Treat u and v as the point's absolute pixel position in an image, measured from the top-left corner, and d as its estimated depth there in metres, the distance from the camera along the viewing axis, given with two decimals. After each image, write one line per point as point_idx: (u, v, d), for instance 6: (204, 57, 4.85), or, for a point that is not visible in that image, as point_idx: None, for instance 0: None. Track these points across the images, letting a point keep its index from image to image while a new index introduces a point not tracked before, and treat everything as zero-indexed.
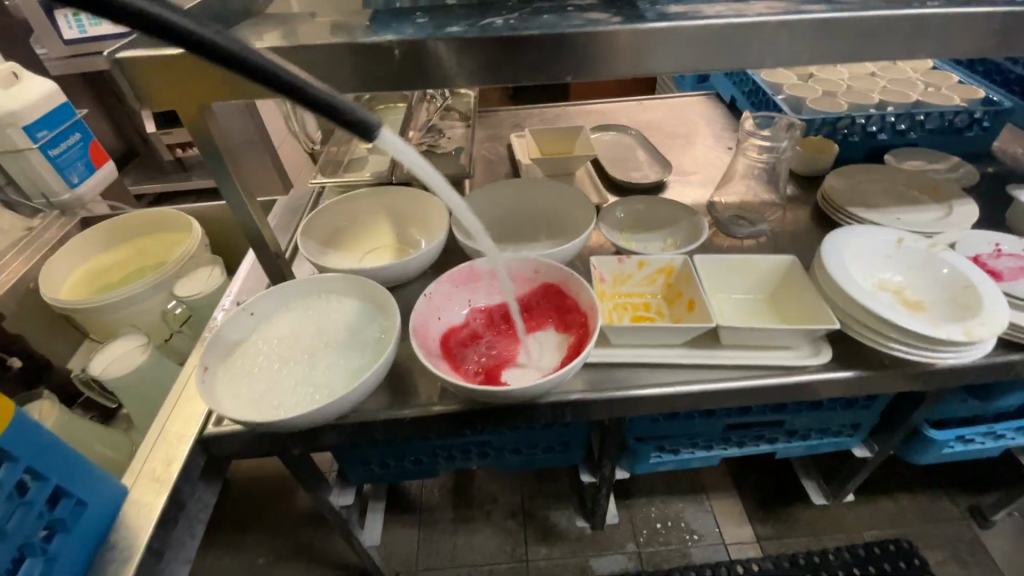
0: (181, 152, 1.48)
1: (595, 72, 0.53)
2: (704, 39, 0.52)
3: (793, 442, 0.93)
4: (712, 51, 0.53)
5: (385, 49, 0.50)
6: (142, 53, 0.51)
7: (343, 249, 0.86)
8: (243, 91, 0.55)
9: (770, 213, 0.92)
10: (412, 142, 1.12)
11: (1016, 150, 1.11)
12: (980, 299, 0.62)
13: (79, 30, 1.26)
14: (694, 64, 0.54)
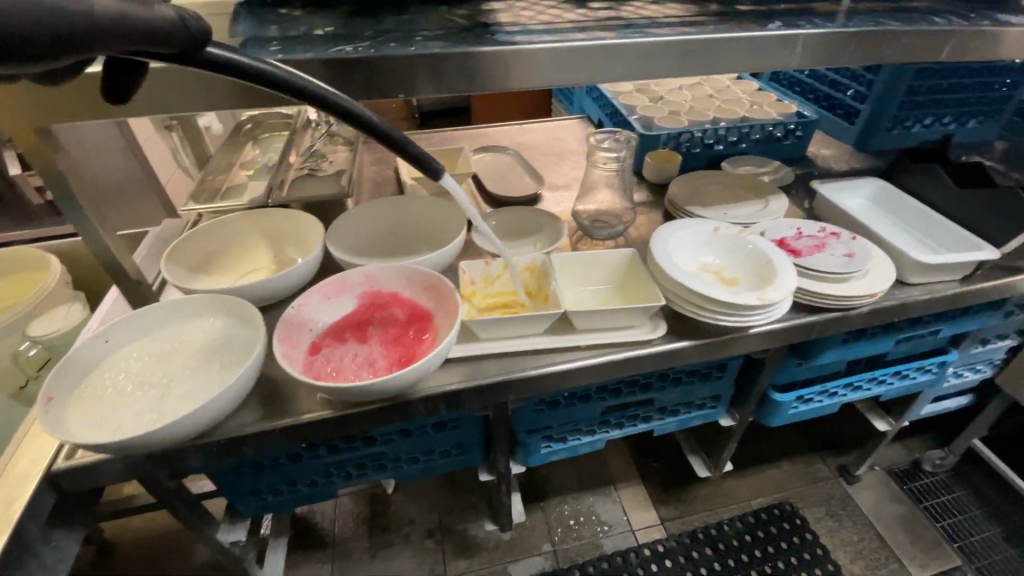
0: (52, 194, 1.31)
1: None
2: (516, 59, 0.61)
3: (666, 417, 1.03)
4: (530, 71, 0.63)
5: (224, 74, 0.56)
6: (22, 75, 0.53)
7: (215, 273, 0.86)
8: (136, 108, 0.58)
9: (626, 216, 1.04)
10: (293, 167, 1.14)
11: (825, 154, 1.33)
12: (774, 271, 0.75)
13: None
14: (516, 81, 0.64)
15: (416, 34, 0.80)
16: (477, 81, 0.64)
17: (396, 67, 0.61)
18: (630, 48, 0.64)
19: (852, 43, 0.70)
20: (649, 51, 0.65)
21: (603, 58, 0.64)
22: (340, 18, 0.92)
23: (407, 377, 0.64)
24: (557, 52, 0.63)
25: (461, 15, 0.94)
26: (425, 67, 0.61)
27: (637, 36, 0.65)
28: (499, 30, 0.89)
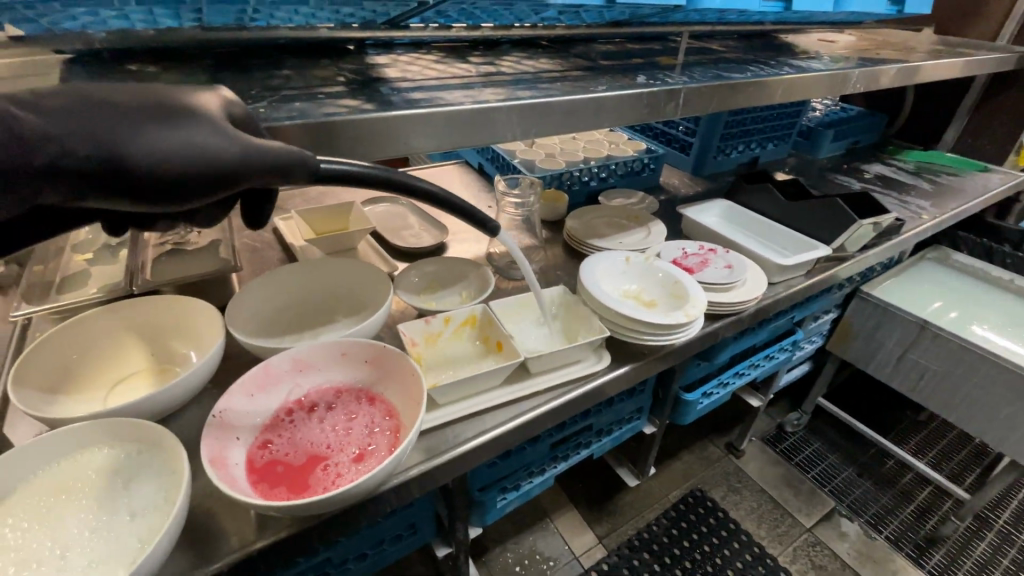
0: None
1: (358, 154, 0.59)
2: (451, 123, 0.63)
3: (603, 440, 1.08)
4: (462, 131, 0.64)
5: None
6: None
7: (83, 388, 0.68)
8: None
9: (535, 255, 1.08)
10: (150, 243, 0.95)
11: (674, 182, 1.55)
12: (686, 290, 0.85)
13: None
14: (450, 143, 0.65)
15: (314, 92, 0.74)
16: (412, 143, 0.62)
17: (329, 134, 0.56)
18: (548, 107, 0.69)
19: (710, 96, 0.85)
20: (564, 108, 0.71)
21: (524, 116, 0.68)
22: (206, 74, 0.82)
23: (393, 465, 0.57)
24: (486, 112, 0.65)
25: (347, 69, 0.91)
26: (360, 135, 0.58)
27: (552, 96, 0.70)
28: (393, 85, 0.88)
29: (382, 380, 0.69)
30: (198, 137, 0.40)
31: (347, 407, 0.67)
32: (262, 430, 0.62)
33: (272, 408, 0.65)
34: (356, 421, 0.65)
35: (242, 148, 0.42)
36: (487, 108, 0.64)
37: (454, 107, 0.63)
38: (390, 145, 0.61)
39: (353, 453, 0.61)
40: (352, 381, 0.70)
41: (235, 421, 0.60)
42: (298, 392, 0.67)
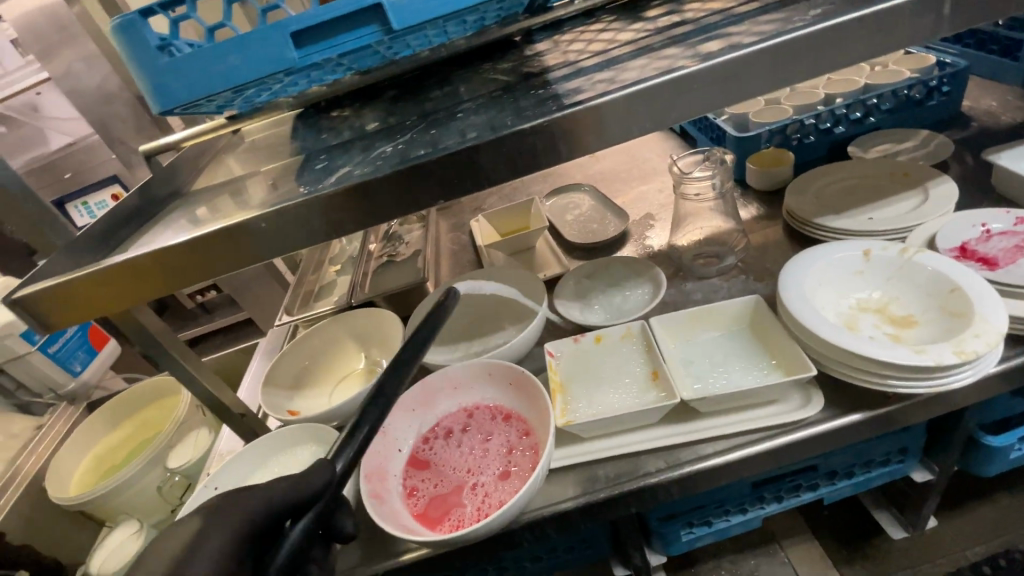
0: None
1: (481, 180, 0.57)
2: (573, 126, 0.55)
3: (838, 483, 0.83)
4: (593, 137, 0.56)
5: (245, 229, 0.54)
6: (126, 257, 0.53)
7: (313, 387, 0.87)
8: (178, 283, 0.56)
9: (737, 243, 0.88)
10: (373, 255, 1.12)
11: (993, 104, 1.03)
12: (969, 303, 0.55)
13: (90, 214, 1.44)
14: (577, 149, 0.57)
15: (460, 110, 0.74)
16: (535, 161, 0.57)
17: (427, 172, 0.55)
18: (681, 83, 0.55)
19: (964, 3, 0.57)
20: (739, 66, 0.55)
21: (647, 105, 0.55)
22: (385, 108, 0.91)
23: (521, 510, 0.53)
24: (598, 108, 0.55)
25: (502, 70, 0.88)
26: (464, 169, 0.56)
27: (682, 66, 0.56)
28: (544, 76, 0.81)
29: (516, 398, 0.67)
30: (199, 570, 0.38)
31: (482, 428, 0.66)
32: (411, 458, 0.66)
33: (429, 423, 0.69)
34: (493, 440, 0.65)
35: (241, 518, 0.41)
36: (614, 97, 0.55)
37: (560, 113, 0.55)
38: (513, 164, 0.57)
39: (496, 470, 0.60)
40: (496, 404, 0.68)
41: (388, 448, 0.65)
42: (438, 417, 0.69)
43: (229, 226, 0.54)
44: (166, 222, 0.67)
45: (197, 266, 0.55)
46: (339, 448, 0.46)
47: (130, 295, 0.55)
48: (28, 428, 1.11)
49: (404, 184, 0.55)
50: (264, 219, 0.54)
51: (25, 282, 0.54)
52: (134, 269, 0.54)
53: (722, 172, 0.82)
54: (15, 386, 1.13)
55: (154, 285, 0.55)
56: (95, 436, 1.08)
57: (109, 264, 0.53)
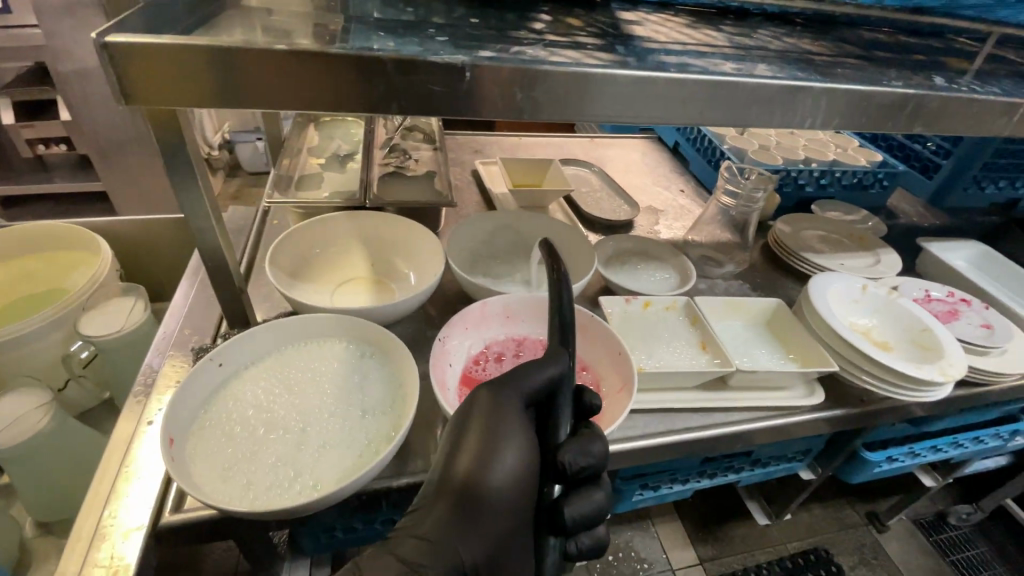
0: (43, 148, 1.51)
1: (655, 116, 0.54)
2: (759, 96, 0.55)
3: (756, 470, 0.99)
4: (769, 111, 0.56)
5: (455, 71, 0.46)
6: (168, 41, 0.40)
7: (314, 280, 0.77)
8: (247, 101, 0.44)
9: (736, 254, 0.99)
10: (376, 161, 1.02)
11: (905, 208, 1.31)
12: (938, 341, 0.71)
13: None
14: (748, 118, 0.56)
15: (574, 42, 0.72)
16: (706, 114, 0.55)
17: (621, 88, 0.51)
18: (851, 97, 0.58)
19: None
20: (887, 102, 0.60)
21: (830, 102, 0.57)
22: (465, 10, 0.83)
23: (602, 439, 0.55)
24: (793, 89, 0.55)
25: (593, 23, 0.86)
26: (650, 94, 0.52)
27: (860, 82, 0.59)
28: (641, 43, 0.82)
29: (571, 340, 0.68)
30: (508, 452, 0.37)
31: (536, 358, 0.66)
32: (460, 375, 0.63)
33: (478, 344, 0.67)
34: None
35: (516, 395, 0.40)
36: (803, 86, 0.55)
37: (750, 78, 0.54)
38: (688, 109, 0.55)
39: None
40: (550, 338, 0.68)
41: (442, 359, 0.61)
42: (487, 341, 0.67)
43: (441, 61, 0.45)
44: (235, 27, 0.53)
45: (272, 89, 0.43)
46: (562, 331, 0.43)
47: (216, 92, 0.43)
48: None
49: (585, 92, 0.50)
50: (472, 70, 0.46)
51: (111, 25, 0.40)
52: (301, 64, 0.43)
53: (764, 191, 0.93)
54: None
55: (289, 94, 0.44)
56: None
57: (259, 48, 0.41)
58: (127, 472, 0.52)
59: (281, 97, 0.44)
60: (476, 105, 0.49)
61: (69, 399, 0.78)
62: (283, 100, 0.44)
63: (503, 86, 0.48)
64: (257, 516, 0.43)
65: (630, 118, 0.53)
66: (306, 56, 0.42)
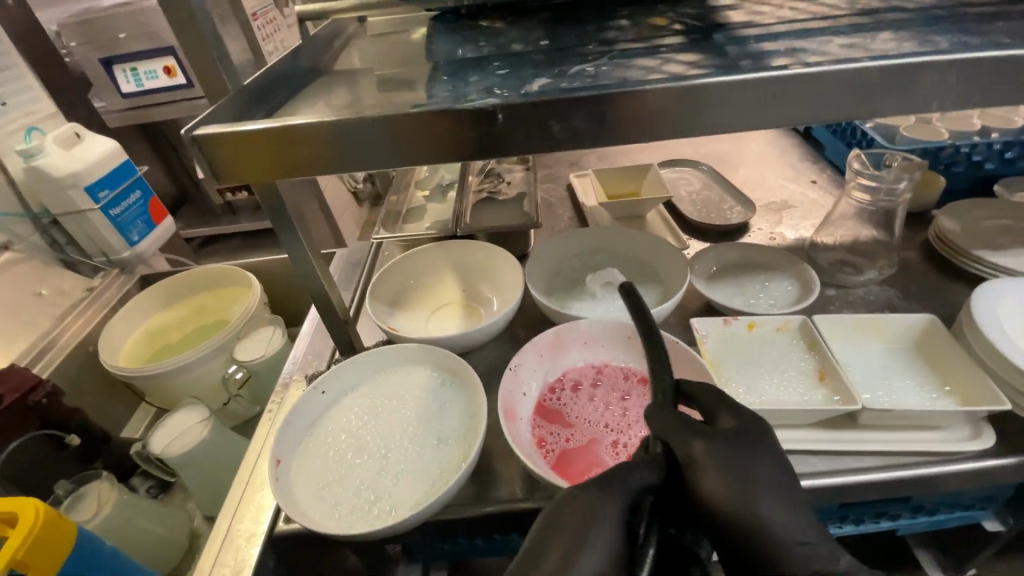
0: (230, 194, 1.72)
1: (726, 124, 0.48)
2: (850, 85, 0.46)
3: (919, 519, 0.80)
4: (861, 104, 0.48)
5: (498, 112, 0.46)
6: (245, 126, 0.46)
7: (410, 308, 0.83)
8: (313, 168, 0.49)
9: (881, 257, 0.83)
10: (471, 187, 1.06)
11: None
12: None
13: (136, 83, 1.32)
14: (833, 114, 0.48)
15: (650, 48, 0.67)
16: (776, 116, 0.48)
17: (674, 103, 0.47)
18: (988, 66, 0.47)
19: None
20: None
21: (956, 78, 0.47)
22: (539, 31, 0.82)
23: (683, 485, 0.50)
24: (898, 69, 0.46)
25: (677, 18, 0.79)
26: (708, 102, 0.47)
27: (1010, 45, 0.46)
28: (731, 31, 0.73)
29: None
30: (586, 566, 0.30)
31: (616, 388, 0.63)
32: (535, 404, 0.62)
33: (555, 373, 0.65)
34: (630, 402, 0.61)
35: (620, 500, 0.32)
36: (920, 62, 0.46)
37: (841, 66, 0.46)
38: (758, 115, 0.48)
39: (640, 435, 0.57)
40: (631, 367, 0.64)
41: (516, 389, 0.61)
42: (564, 368, 0.66)
43: (470, 107, 0.46)
44: (321, 94, 0.60)
45: (338, 152, 0.48)
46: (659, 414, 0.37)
47: (288, 163, 0.48)
48: (78, 288, 1.04)
49: (638, 109, 0.47)
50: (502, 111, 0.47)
51: (202, 118, 0.46)
52: (356, 129, 0.46)
53: (909, 180, 0.76)
54: (65, 241, 1.07)
55: (347, 156, 0.48)
56: (147, 310, 1.02)
57: (316, 124, 0.46)
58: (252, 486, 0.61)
59: (340, 159, 0.48)
60: (525, 139, 0.48)
61: (232, 413, 0.95)
62: (342, 162, 0.49)
63: (552, 116, 0.47)
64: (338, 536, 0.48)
65: (695, 133, 0.49)
66: (360, 119, 0.46)
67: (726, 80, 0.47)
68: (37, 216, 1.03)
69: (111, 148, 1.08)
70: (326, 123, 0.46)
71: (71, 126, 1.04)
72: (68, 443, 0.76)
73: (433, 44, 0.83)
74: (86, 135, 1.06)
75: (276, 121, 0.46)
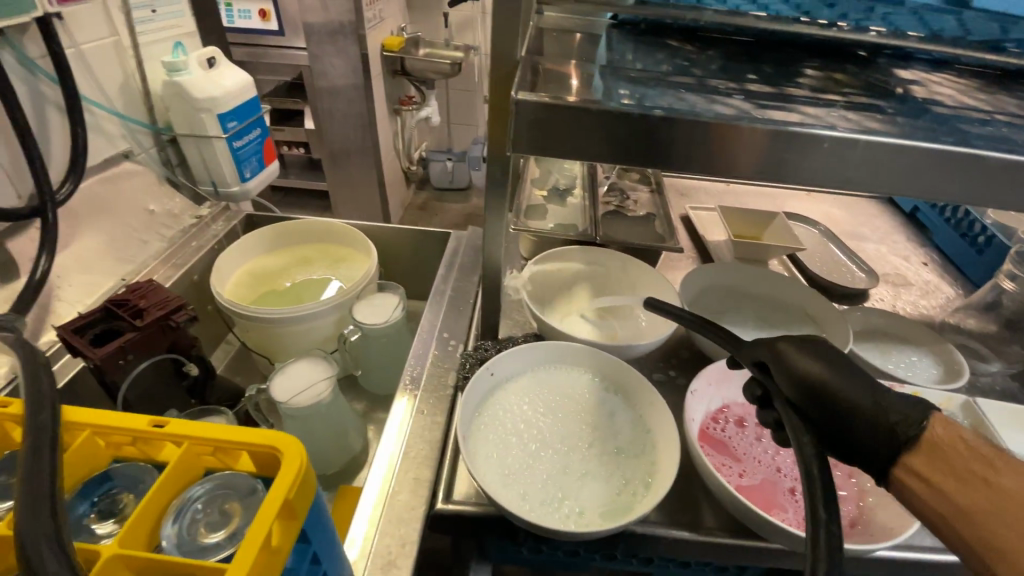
0: None
1: (1012, 202, 0.47)
2: None
3: None
4: None
5: (794, 141, 0.45)
6: (559, 100, 0.46)
7: (552, 306, 0.82)
8: (594, 153, 0.48)
9: (1008, 353, 0.84)
10: (598, 198, 1.06)
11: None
12: None
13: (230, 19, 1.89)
14: None
15: (866, 104, 0.67)
16: None
17: (976, 168, 0.45)
18: None
19: None
20: None
21: None
22: (729, 62, 0.82)
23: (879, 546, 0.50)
24: None
25: (867, 79, 0.80)
26: (1013, 177, 0.45)
27: None
28: (933, 103, 0.73)
29: None
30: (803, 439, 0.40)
31: None
32: (702, 430, 0.61)
33: (722, 404, 0.65)
34: None
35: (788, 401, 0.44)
36: None
37: None
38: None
39: None
40: None
41: (692, 413, 0.60)
42: (727, 400, 0.65)
43: (767, 128, 0.45)
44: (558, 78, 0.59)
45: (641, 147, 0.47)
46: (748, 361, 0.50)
47: (578, 145, 0.47)
48: (187, 214, 1.03)
49: (934, 169, 0.45)
50: (833, 141, 0.45)
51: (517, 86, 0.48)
52: (650, 126, 0.46)
53: None
54: (177, 162, 1.08)
55: (632, 149, 0.47)
56: (254, 250, 1.00)
57: (622, 109, 0.46)
58: (405, 457, 0.60)
59: (628, 153, 0.48)
60: (803, 172, 0.47)
61: None
62: (622, 156, 0.48)
63: (847, 154, 0.45)
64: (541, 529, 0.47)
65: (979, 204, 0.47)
66: (657, 117, 0.46)
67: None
68: (159, 131, 1.02)
69: (244, 80, 1.05)
70: (631, 114, 0.46)
71: (209, 51, 1.01)
72: (187, 371, 0.74)
73: (617, 51, 0.82)
74: (222, 63, 1.03)
75: (582, 102, 0.46)
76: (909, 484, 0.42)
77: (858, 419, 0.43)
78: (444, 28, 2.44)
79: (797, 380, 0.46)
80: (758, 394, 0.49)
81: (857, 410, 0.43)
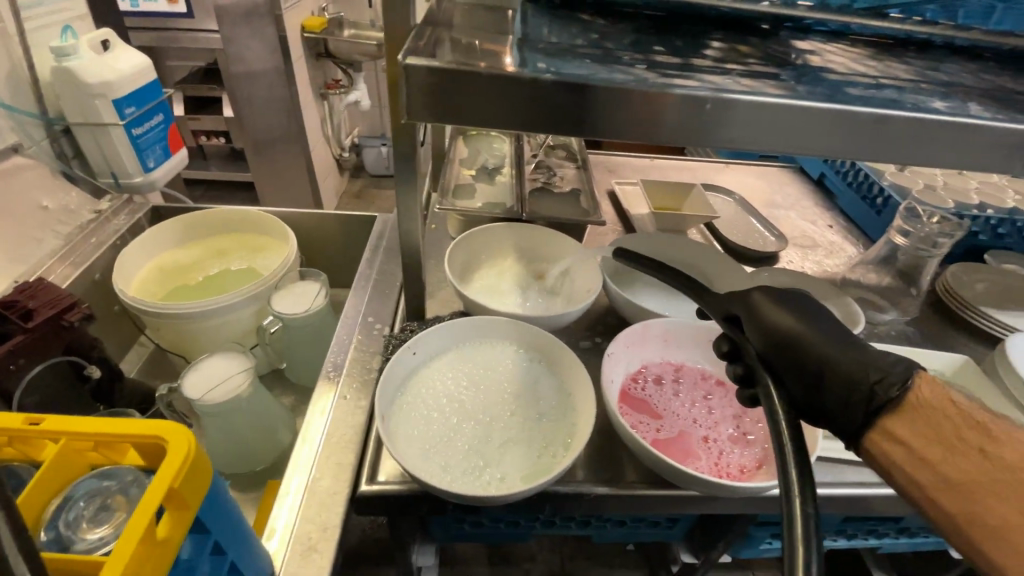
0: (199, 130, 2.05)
1: (880, 155, 0.51)
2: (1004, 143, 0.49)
3: (901, 539, 0.90)
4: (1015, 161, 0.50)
5: (681, 103, 0.47)
6: (447, 65, 0.45)
7: (479, 284, 0.82)
8: (490, 121, 0.48)
9: (900, 301, 0.92)
10: (525, 175, 1.07)
11: None
12: None
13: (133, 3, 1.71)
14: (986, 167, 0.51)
15: (761, 72, 0.71)
16: (936, 156, 0.50)
17: (846, 124, 0.48)
18: None
19: None
20: None
21: None
22: (641, 35, 0.84)
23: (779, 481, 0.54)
24: None
25: (768, 51, 0.84)
26: (877, 131, 0.49)
27: None
28: (822, 71, 0.78)
29: None
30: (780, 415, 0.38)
31: (698, 386, 0.66)
32: (621, 391, 0.64)
33: (640, 365, 0.67)
34: (713, 401, 0.65)
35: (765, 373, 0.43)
36: None
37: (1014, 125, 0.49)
38: (915, 152, 0.50)
39: (728, 433, 0.61)
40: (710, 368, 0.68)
41: (611, 374, 0.63)
42: (645, 361, 0.68)
43: (658, 91, 0.47)
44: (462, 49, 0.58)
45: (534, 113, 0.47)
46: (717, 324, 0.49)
47: (472, 113, 0.47)
48: (85, 209, 0.95)
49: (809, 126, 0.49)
50: (717, 101, 0.47)
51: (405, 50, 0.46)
52: (545, 92, 0.46)
53: (949, 243, 0.87)
54: (71, 152, 0.99)
55: (527, 116, 0.48)
56: (163, 243, 0.93)
57: (512, 74, 0.46)
58: (328, 443, 0.59)
59: (523, 120, 0.48)
60: (695, 133, 0.49)
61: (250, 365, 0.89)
62: (517, 122, 0.48)
63: (731, 116, 0.48)
64: (460, 496, 0.47)
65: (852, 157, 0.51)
66: (551, 82, 0.46)
67: (896, 113, 0.48)
68: (52, 122, 0.92)
69: (141, 62, 0.97)
70: (527, 78, 0.46)
71: (102, 32, 0.93)
72: (88, 374, 0.69)
73: (531, 25, 0.82)
74: (116, 45, 0.95)
75: (473, 67, 0.46)
76: (888, 450, 0.39)
77: (828, 379, 0.40)
78: (369, 9, 2.36)
79: (768, 336, 0.44)
80: (727, 351, 0.47)
81: (827, 367, 0.41)
